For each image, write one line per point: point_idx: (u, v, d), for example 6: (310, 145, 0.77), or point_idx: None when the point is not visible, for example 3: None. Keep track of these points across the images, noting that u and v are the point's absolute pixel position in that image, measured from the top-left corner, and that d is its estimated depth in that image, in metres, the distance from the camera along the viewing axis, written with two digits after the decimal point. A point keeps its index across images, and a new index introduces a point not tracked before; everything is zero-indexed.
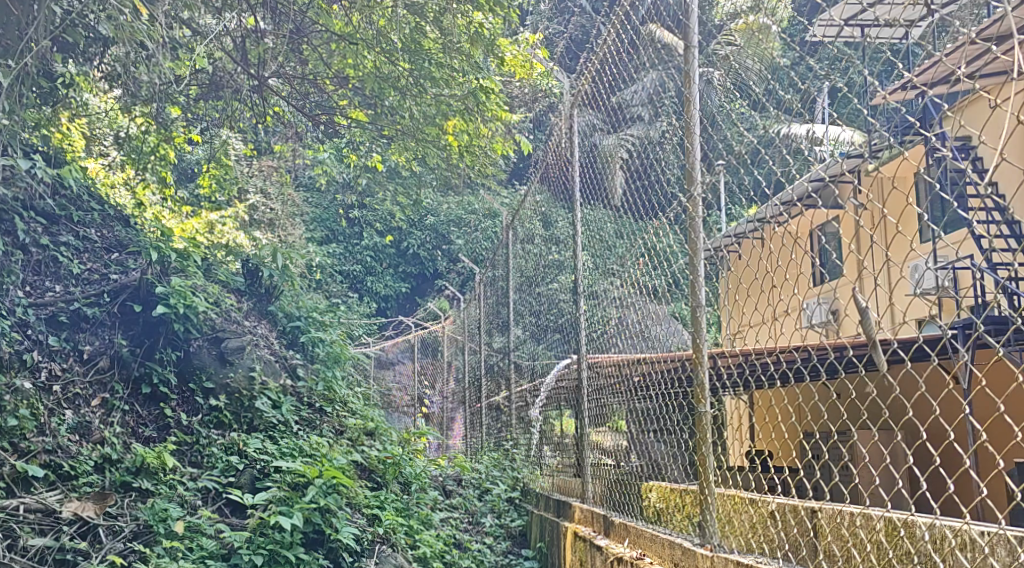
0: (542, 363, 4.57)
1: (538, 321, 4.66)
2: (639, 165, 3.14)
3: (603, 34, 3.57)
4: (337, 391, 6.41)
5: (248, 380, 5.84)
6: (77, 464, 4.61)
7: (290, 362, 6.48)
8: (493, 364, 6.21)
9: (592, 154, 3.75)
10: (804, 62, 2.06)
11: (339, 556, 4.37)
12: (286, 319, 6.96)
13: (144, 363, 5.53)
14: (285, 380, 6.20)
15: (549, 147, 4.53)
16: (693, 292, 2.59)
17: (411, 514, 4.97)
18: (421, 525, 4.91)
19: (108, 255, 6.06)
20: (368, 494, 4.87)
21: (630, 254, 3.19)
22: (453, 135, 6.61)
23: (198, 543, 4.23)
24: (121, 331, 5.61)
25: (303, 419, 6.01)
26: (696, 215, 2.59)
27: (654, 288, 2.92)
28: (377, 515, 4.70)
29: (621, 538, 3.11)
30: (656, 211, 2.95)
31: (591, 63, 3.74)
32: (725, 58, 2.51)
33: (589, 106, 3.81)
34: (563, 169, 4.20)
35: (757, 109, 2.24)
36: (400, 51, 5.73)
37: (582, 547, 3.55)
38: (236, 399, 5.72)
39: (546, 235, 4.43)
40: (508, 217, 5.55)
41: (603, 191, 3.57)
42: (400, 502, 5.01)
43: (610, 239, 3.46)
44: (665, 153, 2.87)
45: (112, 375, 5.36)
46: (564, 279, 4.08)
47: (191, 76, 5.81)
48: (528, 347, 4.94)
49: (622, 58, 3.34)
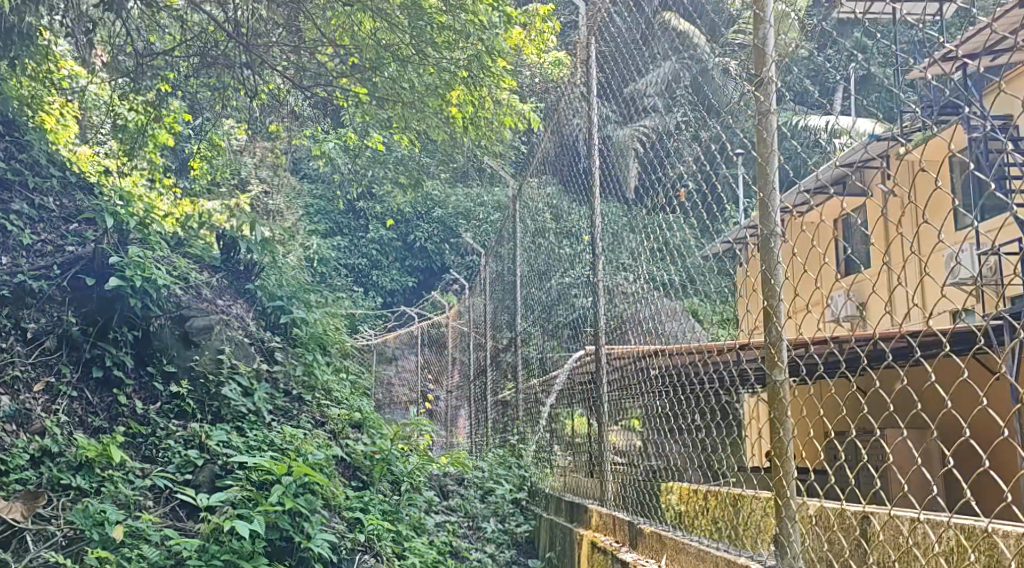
0: (551, 357, 4.48)
1: (547, 312, 4.55)
2: (654, 156, 3.08)
3: (614, 18, 3.49)
4: (319, 377, 6.19)
5: (215, 363, 5.60)
6: (9, 459, 4.37)
7: (268, 345, 6.24)
8: (502, 356, 6.03)
9: (605, 145, 3.67)
10: (824, 52, 1.98)
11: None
12: (267, 299, 6.64)
13: (96, 344, 5.31)
14: (260, 364, 5.98)
15: (558, 136, 4.44)
16: (764, 217, 2.19)
17: (401, 519, 4.84)
18: (409, 531, 4.77)
19: (66, 225, 5.84)
20: (350, 496, 4.79)
21: (643, 250, 3.12)
22: (456, 106, 6.33)
23: (139, 551, 3.90)
24: (72, 308, 5.34)
25: (279, 409, 5.76)
26: (768, 111, 2.21)
27: (667, 281, 2.87)
28: (358, 522, 4.55)
29: (650, 549, 2.86)
30: (667, 207, 2.91)
31: (601, 50, 3.69)
32: (741, 48, 2.44)
33: (600, 94, 3.70)
34: (581, 152, 3.97)
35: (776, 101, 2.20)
36: (399, 13, 5.57)
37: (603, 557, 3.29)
38: (201, 384, 5.47)
39: (557, 225, 4.32)
40: (517, 198, 5.41)
41: (614, 183, 3.50)
42: (389, 506, 4.90)
43: (622, 233, 3.36)
44: (681, 141, 2.82)
45: (59, 357, 5.16)
46: (585, 255, 3.82)
47: (177, 51, 5.64)
48: (537, 341, 4.83)
49: (637, 41, 3.26)
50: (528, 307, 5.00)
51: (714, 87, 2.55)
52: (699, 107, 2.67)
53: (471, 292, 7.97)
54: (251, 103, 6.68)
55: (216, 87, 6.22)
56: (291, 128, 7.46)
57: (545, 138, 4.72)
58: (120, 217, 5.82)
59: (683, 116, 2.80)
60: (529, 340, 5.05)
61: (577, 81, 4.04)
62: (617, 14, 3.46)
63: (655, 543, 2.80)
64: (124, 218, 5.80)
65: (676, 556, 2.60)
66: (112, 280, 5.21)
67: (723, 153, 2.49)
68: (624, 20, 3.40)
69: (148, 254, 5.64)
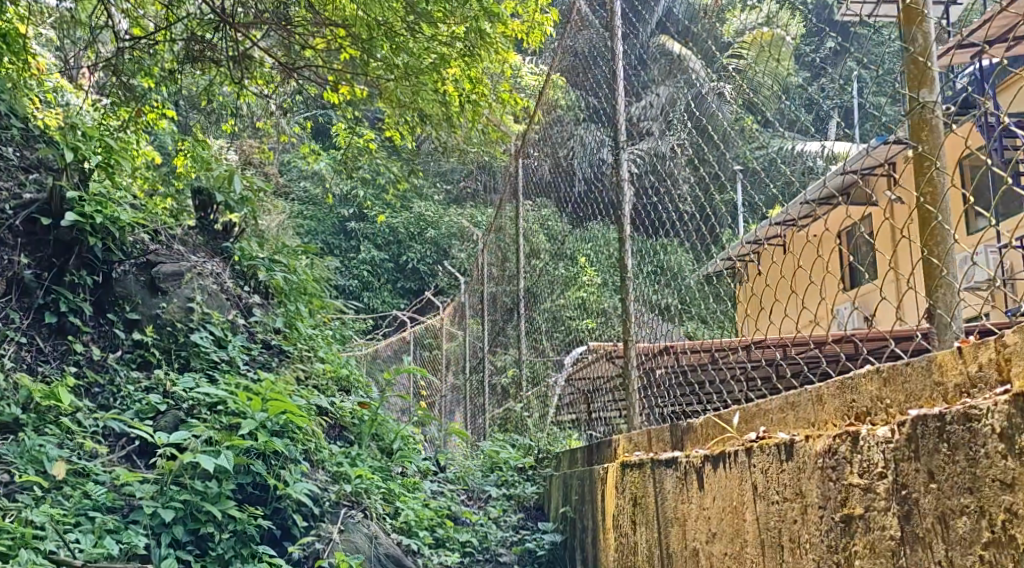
0: (547, 366, 4.36)
1: (544, 327, 4.39)
2: (649, 182, 3.07)
3: (608, 43, 3.49)
4: (300, 333, 5.52)
5: (184, 313, 5.01)
6: None
7: (245, 303, 5.57)
8: (505, 339, 5.42)
9: (598, 168, 3.62)
10: (818, 81, 2.05)
11: (288, 520, 3.84)
12: (247, 259, 5.79)
13: (51, 289, 4.69)
14: (234, 318, 5.32)
15: (555, 157, 4.34)
16: None
17: (393, 478, 4.51)
18: (404, 492, 4.38)
19: (25, 175, 5.09)
20: (336, 451, 4.42)
21: (642, 272, 3.14)
22: (452, 84, 5.61)
23: (83, 489, 3.59)
24: (25, 252, 4.72)
25: (258, 362, 5.12)
26: None
27: (658, 302, 2.97)
28: (344, 474, 4.21)
29: (699, 440, 2.33)
30: (666, 230, 2.92)
31: (596, 73, 3.65)
32: (733, 74, 2.44)
33: (595, 120, 3.65)
34: (580, 172, 3.90)
35: (768, 128, 2.24)
36: None
37: (637, 475, 2.71)
38: (168, 333, 4.90)
39: (552, 249, 4.26)
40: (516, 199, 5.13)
41: (608, 207, 3.48)
42: (378, 464, 4.54)
43: (617, 258, 3.37)
44: (676, 166, 2.83)
45: (9, 302, 4.54)
46: (592, 263, 3.63)
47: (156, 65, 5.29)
48: (534, 359, 4.63)
49: (629, 72, 3.27)
50: (525, 329, 4.81)
51: (703, 116, 2.60)
52: (693, 133, 2.68)
53: (464, 312, 7.63)
54: (236, 112, 6.43)
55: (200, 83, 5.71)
56: (280, 131, 7.05)
57: (544, 150, 4.58)
58: (81, 152, 4.95)
59: (678, 141, 2.79)
60: (534, 322, 4.62)
61: (575, 102, 3.95)
62: (613, 34, 3.42)
63: (710, 426, 2.27)
64: (86, 154, 4.97)
65: (746, 419, 2.09)
66: (70, 215, 4.65)
67: (722, 174, 2.50)
68: (617, 46, 3.40)
69: (111, 193, 5.18)
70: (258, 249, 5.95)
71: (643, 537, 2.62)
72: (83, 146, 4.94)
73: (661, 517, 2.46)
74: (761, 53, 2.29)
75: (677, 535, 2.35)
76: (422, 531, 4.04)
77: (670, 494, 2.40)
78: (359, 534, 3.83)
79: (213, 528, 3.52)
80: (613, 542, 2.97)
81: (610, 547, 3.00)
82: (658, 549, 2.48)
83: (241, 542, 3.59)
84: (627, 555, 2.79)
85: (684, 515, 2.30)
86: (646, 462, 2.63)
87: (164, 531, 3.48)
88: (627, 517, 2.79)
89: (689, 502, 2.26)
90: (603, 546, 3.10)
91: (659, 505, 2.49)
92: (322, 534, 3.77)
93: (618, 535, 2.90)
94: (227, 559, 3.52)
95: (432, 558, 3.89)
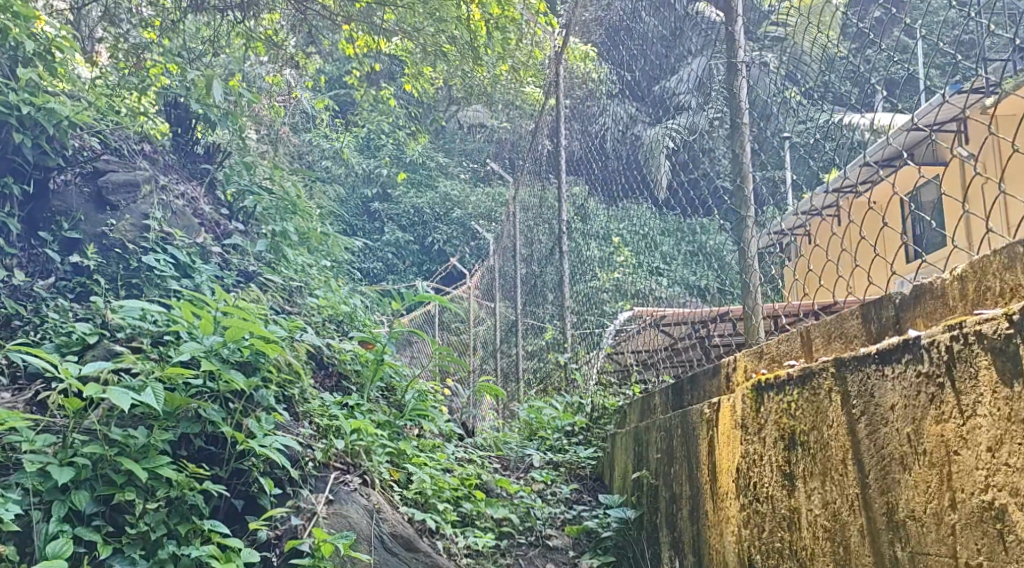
0: (586, 341, 4.13)
1: (581, 301, 4.15)
2: (686, 157, 2.90)
3: (644, 13, 3.31)
4: (287, 258, 5.28)
5: (138, 231, 4.60)
6: None
7: (224, 229, 5.29)
8: (539, 310, 5.13)
9: (635, 146, 3.46)
10: (863, 52, 1.99)
11: (252, 486, 3.07)
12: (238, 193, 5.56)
13: None
14: (206, 239, 4.95)
15: (592, 129, 4.13)
16: None
17: (412, 438, 3.76)
18: (420, 454, 3.62)
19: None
20: (347, 406, 3.67)
21: (687, 254, 3.06)
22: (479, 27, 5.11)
23: None
24: None
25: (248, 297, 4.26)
26: None
27: (708, 287, 2.82)
28: (334, 427, 3.39)
29: (966, 306, 1.57)
30: (704, 207, 2.78)
31: (630, 47, 3.49)
32: (779, 41, 2.28)
33: (629, 96, 3.49)
34: (618, 147, 3.71)
35: (813, 103, 2.15)
36: None
37: (796, 397, 1.89)
38: (115, 257, 4.41)
39: (583, 226, 4.16)
40: (553, 162, 4.76)
41: (645, 183, 3.33)
42: (387, 418, 3.76)
43: (660, 237, 3.25)
44: (714, 140, 2.64)
45: None
46: (632, 244, 3.59)
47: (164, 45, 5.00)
48: (570, 339, 4.30)
49: (668, 37, 3.05)
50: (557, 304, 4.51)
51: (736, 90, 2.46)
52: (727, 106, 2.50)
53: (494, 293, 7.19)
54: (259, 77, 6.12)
55: (213, 32, 5.02)
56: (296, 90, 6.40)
57: (581, 122, 4.34)
58: (12, 35, 4.09)
59: (718, 113, 2.58)
60: (580, 290, 4.16)
61: (606, 77, 3.87)
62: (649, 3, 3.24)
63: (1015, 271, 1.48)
64: (20, 38, 4.09)
65: None
66: None
67: (763, 152, 2.36)
68: (652, 18, 3.22)
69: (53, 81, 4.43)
70: (250, 178, 5.66)
71: (824, 497, 1.79)
72: (17, 28, 4.06)
73: (877, 451, 1.65)
74: (806, 20, 2.16)
75: (935, 481, 1.53)
76: (443, 504, 3.26)
77: (908, 411, 1.58)
78: (357, 506, 3.07)
79: (135, 495, 2.76)
80: (735, 512, 2.15)
81: (730, 522, 2.18)
82: (873, 515, 1.65)
83: (177, 515, 2.82)
84: (773, 528, 1.96)
85: (955, 441, 1.49)
86: (824, 369, 1.80)
87: (57, 499, 2.73)
88: (773, 468, 1.97)
89: (978, 416, 1.44)
90: (711, 519, 2.31)
91: (874, 435, 1.65)
92: (300, 506, 3.03)
93: (748, 502, 2.08)
94: (154, 540, 2.74)
95: (458, 539, 3.11)
